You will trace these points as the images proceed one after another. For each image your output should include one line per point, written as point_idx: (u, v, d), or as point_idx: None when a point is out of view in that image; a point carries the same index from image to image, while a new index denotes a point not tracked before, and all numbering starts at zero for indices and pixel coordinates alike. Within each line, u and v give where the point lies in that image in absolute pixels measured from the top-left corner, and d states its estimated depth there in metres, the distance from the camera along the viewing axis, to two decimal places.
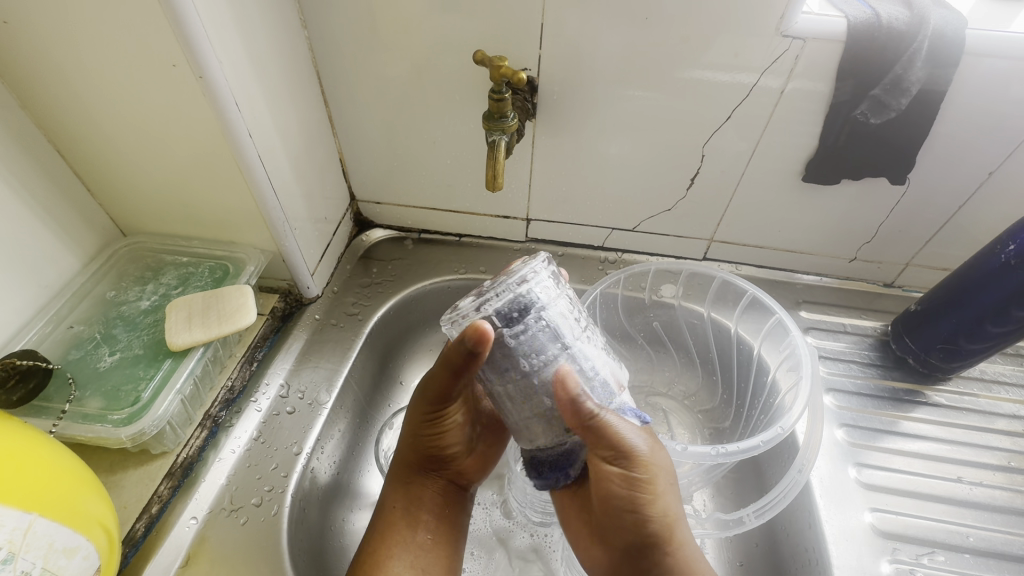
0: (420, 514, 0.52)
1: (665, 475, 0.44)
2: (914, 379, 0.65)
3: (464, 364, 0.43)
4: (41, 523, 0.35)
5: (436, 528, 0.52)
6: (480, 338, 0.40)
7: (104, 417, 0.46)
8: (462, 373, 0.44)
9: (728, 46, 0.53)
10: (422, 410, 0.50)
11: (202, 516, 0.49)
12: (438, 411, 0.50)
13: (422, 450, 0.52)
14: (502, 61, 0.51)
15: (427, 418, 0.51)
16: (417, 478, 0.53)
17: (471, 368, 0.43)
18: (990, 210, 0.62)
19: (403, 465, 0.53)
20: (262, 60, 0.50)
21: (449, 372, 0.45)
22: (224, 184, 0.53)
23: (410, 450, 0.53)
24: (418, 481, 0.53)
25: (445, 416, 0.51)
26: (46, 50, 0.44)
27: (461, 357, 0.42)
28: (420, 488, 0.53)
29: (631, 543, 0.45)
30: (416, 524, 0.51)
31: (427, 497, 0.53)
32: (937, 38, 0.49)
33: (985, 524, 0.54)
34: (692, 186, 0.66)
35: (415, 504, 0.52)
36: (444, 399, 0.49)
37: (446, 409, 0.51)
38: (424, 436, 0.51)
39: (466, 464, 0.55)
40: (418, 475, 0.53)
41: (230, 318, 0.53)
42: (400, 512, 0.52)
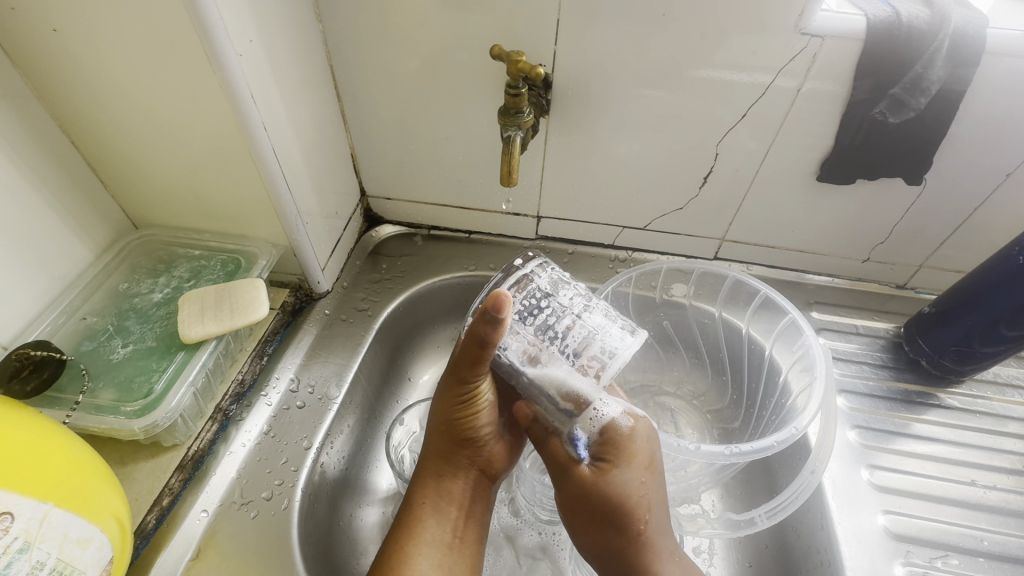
0: (449, 510, 0.51)
1: (646, 462, 0.46)
2: (927, 381, 0.65)
3: (490, 335, 0.44)
4: (56, 514, 0.35)
5: (463, 524, 0.51)
6: (500, 304, 0.42)
7: (117, 408, 0.46)
8: (489, 344, 0.45)
9: (746, 44, 0.52)
10: (454, 389, 0.50)
11: (213, 509, 0.49)
12: (471, 393, 0.50)
13: (455, 435, 0.52)
14: (518, 56, 0.51)
15: (459, 400, 0.51)
16: (448, 470, 0.52)
17: (496, 337, 0.44)
18: (1007, 213, 0.61)
19: (434, 458, 0.53)
20: (278, 54, 0.50)
21: (477, 348, 0.46)
22: (238, 178, 0.53)
23: (442, 435, 0.52)
24: (450, 472, 0.52)
25: (477, 399, 0.51)
26: (62, 39, 0.44)
27: (485, 327, 0.44)
28: (451, 481, 0.52)
29: (611, 531, 0.46)
30: (445, 520, 0.51)
31: (458, 490, 0.52)
32: (957, 38, 0.49)
33: (999, 529, 0.54)
34: (705, 185, 0.65)
35: (445, 498, 0.52)
36: (474, 381, 0.50)
37: (480, 391, 0.51)
38: (456, 420, 0.51)
39: (497, 454, 0.54)
40: (450, 466, 0.53)
41: (242, 312, 0.53)
42: (430, 506, 0.51)
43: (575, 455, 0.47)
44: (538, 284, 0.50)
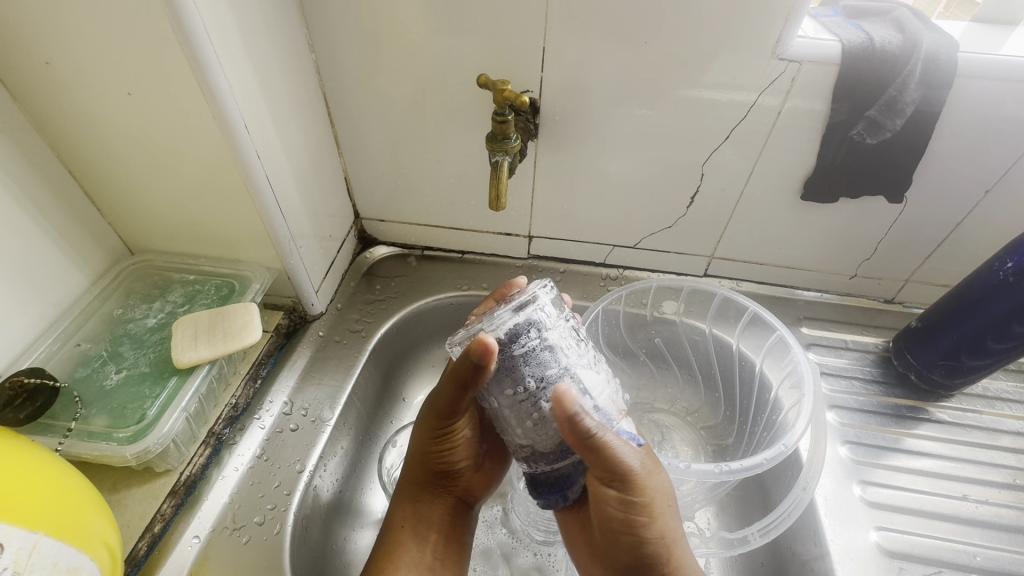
0: (429, 534, 0.51)
1: (663, 500, 0.44)
2: (917, 396, 0.65)
3: (472, 379, 0.43)
4: (46, 543, 0.35)
5: (442, 548, 0.51)
6: (486, 352, 0.40)
7: (109, 434, 0.46)
8: (472, 388, 0.44)
9: (725, 68, 0.54)
10: (431, 424, 0.50)
11: (204, 535, 0.49)
12: (448, 427, 0.50)
13: (433, 464, 0.52)
14: (504, 85, 0.52)
15: (436, 433, 0.50)
16: (426, 496, 0.52)
17: (479, 382, 0.43)
18: (988, 228, 0.62)
19: (412, 483, 0.53)
20: (271, 84, 0.52)
21: (456, 388, 0.45)
22: (230, 204, 0.54)
23: (417, 466, 0.52)
24: (426, 498, 0.52)
25: (454, 432, 0.50)
26: (61, 74, 0.45)
27: (468, 372, 0.42)
28: (429, 507, 0.52)
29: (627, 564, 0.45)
30: (424, 545, 0.50)
31: (435, 515, 0.52)
32: (930, 60, 0.50)
33: (992, 544, 0.54)
34: (692, 204, 0.67)
35: (425, 523, 0.51)
36: (450, 416, 0.49)
37: (456, 426, 0.50)
38: (434, 452, 0.51)
39: (472, 480, 0.54)
40: (427, 492, 0.52)
41: (235, 336, 0.53)
42: (409, 531, 0.51)
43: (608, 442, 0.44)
44: (539, 332, 0.40)
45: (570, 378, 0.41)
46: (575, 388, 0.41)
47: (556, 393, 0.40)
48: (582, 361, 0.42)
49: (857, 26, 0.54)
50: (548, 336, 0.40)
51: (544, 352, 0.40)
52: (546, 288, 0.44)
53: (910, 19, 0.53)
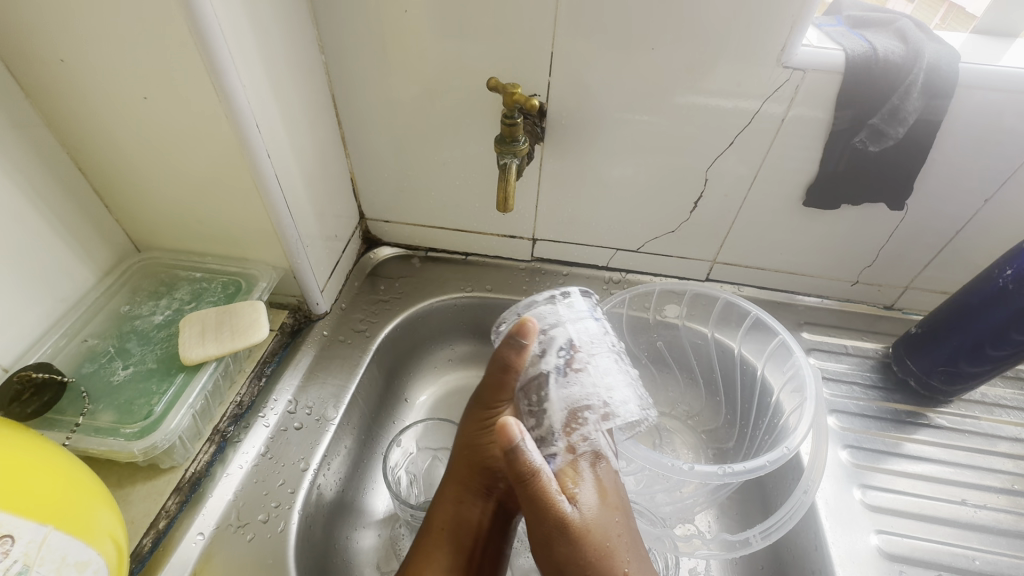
0: (464, 540, 0.49)
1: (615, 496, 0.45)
2: (916, 402, 0.66)
3: (514, 361, 0.49)
4: (55, 537, 0.35)
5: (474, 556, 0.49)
6: (523, 330, 0.48)
7: (116, 430, 0.45)
8: (512, 370, 0.49)
9: (731, 75, 0.55)
10: (479, 414, 0.51)
11: (209, 532, 0.49)
12: (494, 420, 0.50)
13: (477, 462, 0.50)
14: (514, 88, 0.53)
15: (483, 426, 0.51)
16: (468, 498, 0.50)
17: (518, 363, 0.48)
18: (987, 236, 0.63)
19: (458, 482, 0.50)
20: (282, 83, 0.52)
21: (499, 373, 0.49)
22: (239, 202, 0.55)
23: (465, 464, 0.51)
24: (469, 500, 0.50)
25: (498, 427, 0.50)
26: (75, 70, 0.46)
27: (508, 352, 0.49)
28: (470, 509, 0.50)
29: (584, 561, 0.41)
30: (456, 552, 0.48)
31: (474, 520, 0.49)
32: (931, 70, 0.51)
33: (991, 548, 0.54)
34: (696, 208, 0.67)
35: (463, 530, 0.49)
36: (497, 408, 0.50)
37: (501, 420, 0.50)
38: (480, 445, 0.50)
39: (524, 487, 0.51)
40: (471, 493, 0.50)
41: (242, 334, 0.52)
42: (446, 536, 0.49)
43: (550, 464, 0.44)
44: (551, 332, 0.49)
45: (570, 367, 0.47)
46: (574, 376, 0.47)
47: (560, 377, 0.47)
48: (601, 351, 0.49)
49: (861, 36, 0.55)
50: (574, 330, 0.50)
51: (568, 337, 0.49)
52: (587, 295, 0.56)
53: (912, 30, 0.54)
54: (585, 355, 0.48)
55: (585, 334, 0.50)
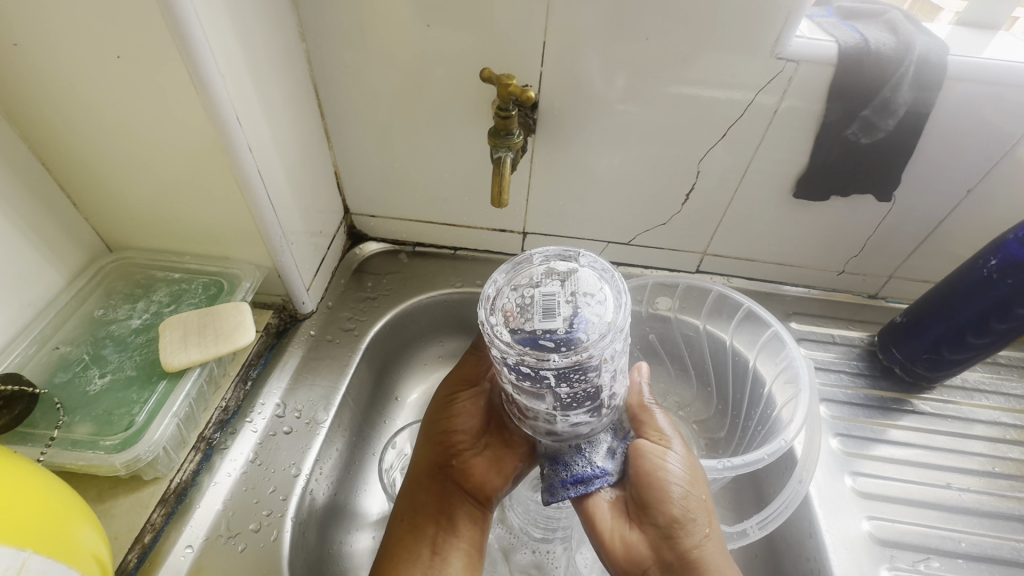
0: (426, 526, 0.50)
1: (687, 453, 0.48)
2: (901, 388, 0.67)
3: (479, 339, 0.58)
4: (35, 561, 0.33)
5: (442, 539, 0.49)
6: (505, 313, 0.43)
7: (95, 443, 0.42)
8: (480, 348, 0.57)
9: (725, 66, 0.54)
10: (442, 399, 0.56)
11: (198, 544, 0.47)
12: (453, 399, 0.56)
13: (433, 438, 0.54)
14: (509, 80, 0.51)
15: (443, 405, 0.56)
16: (425, 480, 0.52)
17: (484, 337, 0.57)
18: (969, 226, 0.65)
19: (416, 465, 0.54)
20: (263, 72, 0.49)
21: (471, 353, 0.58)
22: (218, 198, 0.52)
23: (423, 449, 0.55)
24: (424, 482, 0.52)
25: (456, 404, 0.55)
26: (33, 57, 0.42)
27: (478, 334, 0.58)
28: (425, 493, 0.52)
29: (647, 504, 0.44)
30: (422, 537, 0.49)
31: (431, 504, 0.51)
32: (921, 62, 0.51)
33: (975, 530, 0.56)
34: (687, 200, 0.67)
35: (421, 516, 0.51)
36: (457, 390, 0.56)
37: (459, 397, 0.55)
38: (436, 421, 0.55)
39: (475, 472, 0.53)
40: (427, 477, 0.53)
41: (226, 337, 0.49)
42: (406, 524, 0.50)
43: (591, 460, 0.46)
44: (614, 355, 0.42)
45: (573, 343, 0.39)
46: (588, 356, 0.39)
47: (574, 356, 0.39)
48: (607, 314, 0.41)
49: (852, 27, 0.55)
50: (571, 298, 0.42)
51: (564, 310, 0.41)
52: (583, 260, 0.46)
53: (902, 21, 0.54)
54: (592, 332, 0.40)
55: (580, 297, 0.42)
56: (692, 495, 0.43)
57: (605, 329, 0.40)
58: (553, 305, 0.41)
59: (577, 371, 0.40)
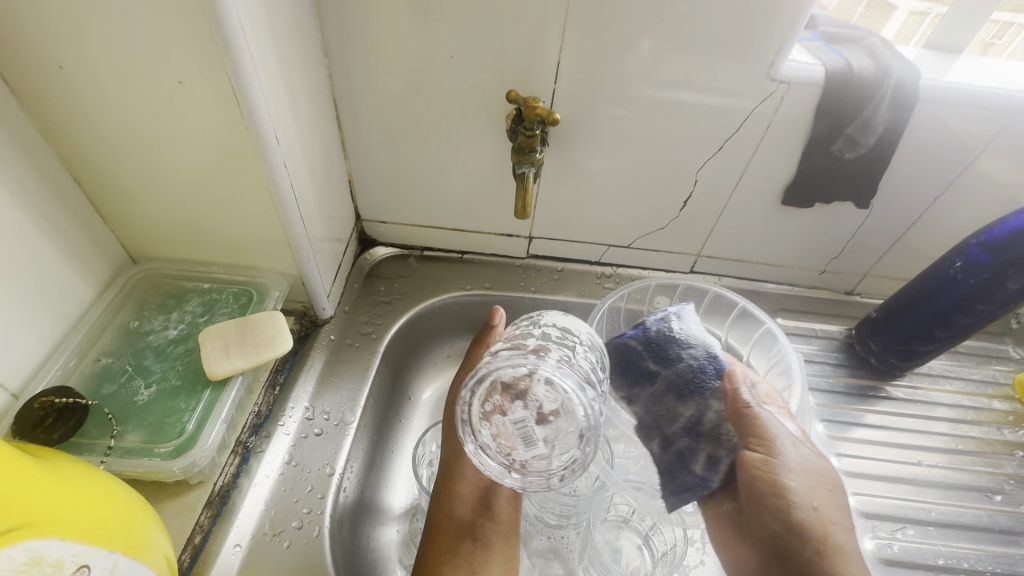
0: (464, 514, 0.55)
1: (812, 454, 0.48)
2: (876, 376, 0.74)
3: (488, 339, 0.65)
4: (124, 563, 0.36)
5: (480, 526, 0.54)
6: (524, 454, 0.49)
7: (150, 450, 0.45)
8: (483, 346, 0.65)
9: (725, 86, 0.59)
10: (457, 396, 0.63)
11: (246, 543, 0.49)
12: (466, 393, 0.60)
13: (457, 431, 0.59)
14: (536, 103, 0.55)
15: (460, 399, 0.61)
16: (457, 471, 0.57)
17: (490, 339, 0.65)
18: (935, 229, 0.72)
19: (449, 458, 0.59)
20: (295, 91, 0.51)
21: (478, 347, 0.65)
22: (250, 211, 0.54)
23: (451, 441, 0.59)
24: (459, 473, 0.57)
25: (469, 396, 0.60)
26: (76, 79, 0.43)
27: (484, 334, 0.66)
28: (462, 483, 0.56)
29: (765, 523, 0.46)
30: (462, 526, 0.54)
31: (466, 493, 0.56)
32: (898, 86, 0.57)
33: (943, 500, 0.63)
34: (685, 207, 0.72)
35: (461, 505, 0.55)
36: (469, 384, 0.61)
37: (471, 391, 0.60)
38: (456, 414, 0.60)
39: None
40: (460, 468, 0.57)
41: (266, 346, 0.52)
42: (445, 514, 0.55)
43: (694, 470, 0.51)
44: (584, 374, 0.50)
45: (562, 419, 0.47)
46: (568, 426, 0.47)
47: (586, 441, 0.46)
48: (568, 393, 0.46)
49: (837, 51, 0.60)
50: (538, 402, 0.47)
51: (539, 420, 0.48)
52: (488, 370, 0.48)
53: (880, 47, 0.60)
54: (574, 413, 0.46)
55: (541, 399, 0.47)
56: (802, 507, 0.44)
57: (573, 390, 0.46)
58: (529, 430, 0.48)
59: (579, 441, 0.47)
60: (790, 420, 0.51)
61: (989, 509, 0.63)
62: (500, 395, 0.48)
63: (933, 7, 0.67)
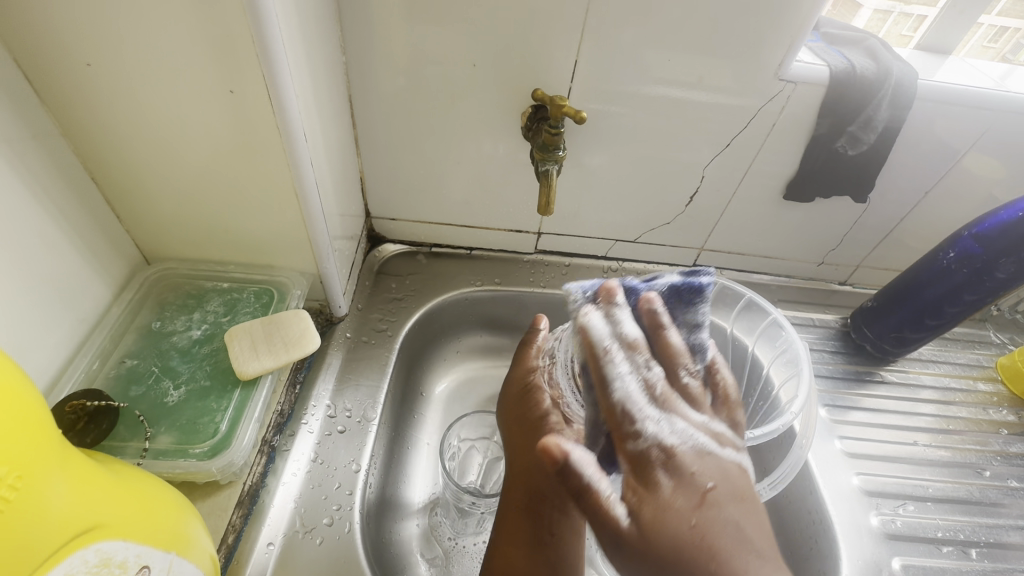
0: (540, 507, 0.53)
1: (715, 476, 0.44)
2: (870, 363, 0.78)
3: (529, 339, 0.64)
4: (178, 562, 0.36)
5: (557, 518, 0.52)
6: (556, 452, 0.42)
7: (185, 451, 0.46)
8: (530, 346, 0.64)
9: (735, 85, 0.61)
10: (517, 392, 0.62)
11: (279, 541, 0.50)
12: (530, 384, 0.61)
13: (527, 422, 0.59)
14: (562, 101, 0.56)
15: (524, 390, 0.61)
16: (529, 464, 0.56)
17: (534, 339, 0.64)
18: (924, 222, 0.75)
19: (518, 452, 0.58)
20: (319, 87, 0.51)
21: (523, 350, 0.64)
22: (273, 210, 0.53)
23: (521, 434, 0.59)
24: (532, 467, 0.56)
25: (535, 387, 0.60)
26: (102, 77, 0.42)
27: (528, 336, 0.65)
28: (535, 477, 0.55)
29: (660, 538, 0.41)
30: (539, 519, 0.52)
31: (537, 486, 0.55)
32: (898, 86, 0.60)
33: (938, 477, 0.67)
34: (691, 202, 0.74)
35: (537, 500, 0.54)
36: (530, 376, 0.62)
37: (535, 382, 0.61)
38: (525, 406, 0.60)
39: None
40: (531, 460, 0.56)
41: (294, 344, 0.53)
42: (521, 509, 0.53)
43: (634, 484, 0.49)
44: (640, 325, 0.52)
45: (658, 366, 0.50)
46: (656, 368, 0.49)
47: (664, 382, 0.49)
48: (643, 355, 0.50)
49: (839, 52, 0.63)
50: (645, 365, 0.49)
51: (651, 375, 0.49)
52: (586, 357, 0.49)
53: (880, 48, 0.63)
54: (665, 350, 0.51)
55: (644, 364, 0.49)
56: (665, 525, 0.40)
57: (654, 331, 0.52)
58: (651, 377, 0.49)
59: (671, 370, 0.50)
60: (694, 421, 0.47)
61: (979, 484, 0.67)
62: (618, 371, 0.48)
63: (896, 6, 0.71)
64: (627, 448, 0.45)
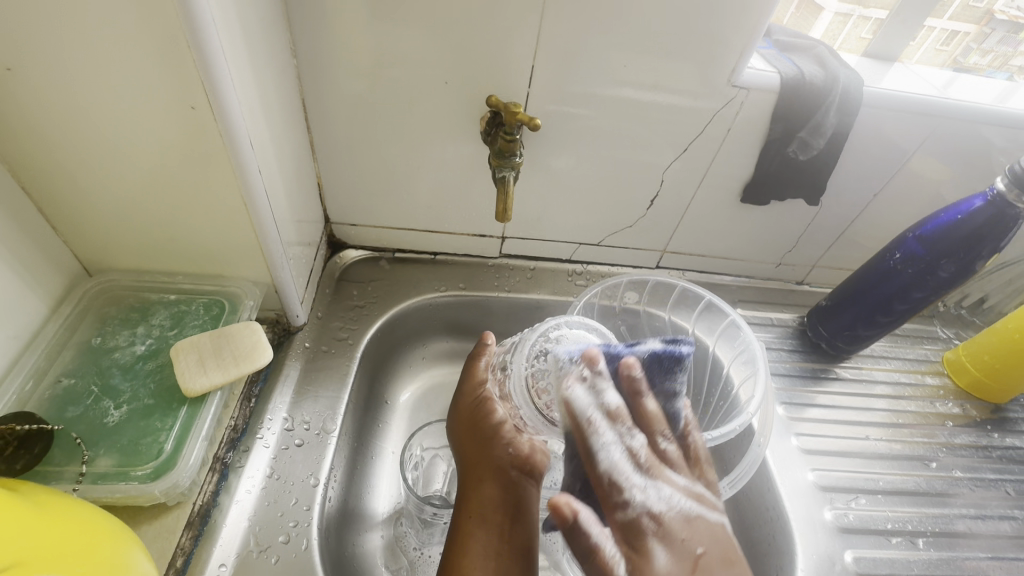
0: (492, 516, 0.53)
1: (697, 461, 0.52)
2: (826, 360, 0.80)
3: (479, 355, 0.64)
4: None
5: (509, 527, 0.52)
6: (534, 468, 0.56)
7: (126, 473, 0.44)
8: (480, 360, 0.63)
9: (690, 91, 0.62)
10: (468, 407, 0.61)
11: (231, 562, 0.48)
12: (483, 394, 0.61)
13: (479, 432, 0.59)
14: (515, 108, 0.56)
15: (476, 402, 0.61)
16: (483, 473, 0.56)
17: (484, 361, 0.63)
18: (874, 223, 0.78)
19: (472, 462, 0.58)
20: (267, 92, 0.50)
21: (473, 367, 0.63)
22: (221, 219, 0.51)
23: (472, 445, 0.59)
24: (486, 475, 0.56)
25: (487, 396, 0.60)
26: (27, 85, 0.40)
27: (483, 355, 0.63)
28: (488, 485, 0.55)
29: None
30: (491, 528, 0.52)
31: (490, 493, 0.55)
32: (845, 93, 0.62)
33: (888, 470, 0.70)
34: (652, 206, 0.75)
35: (489, 509, 0.53)
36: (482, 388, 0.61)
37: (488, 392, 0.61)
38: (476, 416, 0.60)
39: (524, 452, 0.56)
40: (484, 470, 0.56)
41: (245, 358, 0.52)
42: (474, 521, 0.53)
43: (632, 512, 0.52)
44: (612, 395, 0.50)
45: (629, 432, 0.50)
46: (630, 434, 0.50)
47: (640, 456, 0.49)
48: (603, 423, 0.49)
49: (790, 60, 0.64)
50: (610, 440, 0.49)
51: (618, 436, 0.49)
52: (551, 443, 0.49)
53: (827, 56, 0.64)
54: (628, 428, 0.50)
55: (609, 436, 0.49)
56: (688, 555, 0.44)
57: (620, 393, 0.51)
58: (624, 462, 0.48)
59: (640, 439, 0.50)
60: (679, 473, 0.50)
61: (927, 475, 0.70)
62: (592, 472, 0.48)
63: (857, 10, 0.72)
64: (615, 517, 0.47)
